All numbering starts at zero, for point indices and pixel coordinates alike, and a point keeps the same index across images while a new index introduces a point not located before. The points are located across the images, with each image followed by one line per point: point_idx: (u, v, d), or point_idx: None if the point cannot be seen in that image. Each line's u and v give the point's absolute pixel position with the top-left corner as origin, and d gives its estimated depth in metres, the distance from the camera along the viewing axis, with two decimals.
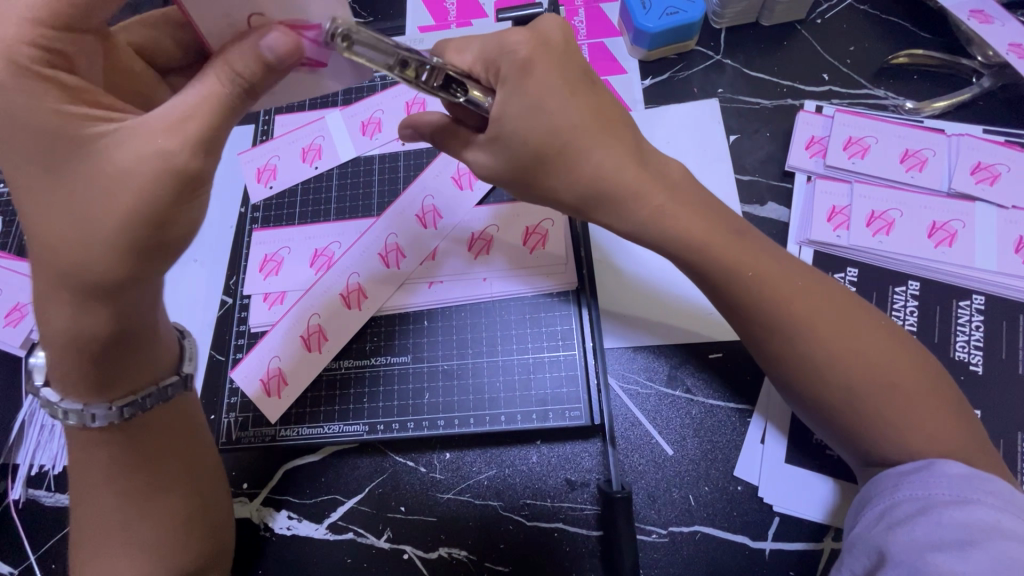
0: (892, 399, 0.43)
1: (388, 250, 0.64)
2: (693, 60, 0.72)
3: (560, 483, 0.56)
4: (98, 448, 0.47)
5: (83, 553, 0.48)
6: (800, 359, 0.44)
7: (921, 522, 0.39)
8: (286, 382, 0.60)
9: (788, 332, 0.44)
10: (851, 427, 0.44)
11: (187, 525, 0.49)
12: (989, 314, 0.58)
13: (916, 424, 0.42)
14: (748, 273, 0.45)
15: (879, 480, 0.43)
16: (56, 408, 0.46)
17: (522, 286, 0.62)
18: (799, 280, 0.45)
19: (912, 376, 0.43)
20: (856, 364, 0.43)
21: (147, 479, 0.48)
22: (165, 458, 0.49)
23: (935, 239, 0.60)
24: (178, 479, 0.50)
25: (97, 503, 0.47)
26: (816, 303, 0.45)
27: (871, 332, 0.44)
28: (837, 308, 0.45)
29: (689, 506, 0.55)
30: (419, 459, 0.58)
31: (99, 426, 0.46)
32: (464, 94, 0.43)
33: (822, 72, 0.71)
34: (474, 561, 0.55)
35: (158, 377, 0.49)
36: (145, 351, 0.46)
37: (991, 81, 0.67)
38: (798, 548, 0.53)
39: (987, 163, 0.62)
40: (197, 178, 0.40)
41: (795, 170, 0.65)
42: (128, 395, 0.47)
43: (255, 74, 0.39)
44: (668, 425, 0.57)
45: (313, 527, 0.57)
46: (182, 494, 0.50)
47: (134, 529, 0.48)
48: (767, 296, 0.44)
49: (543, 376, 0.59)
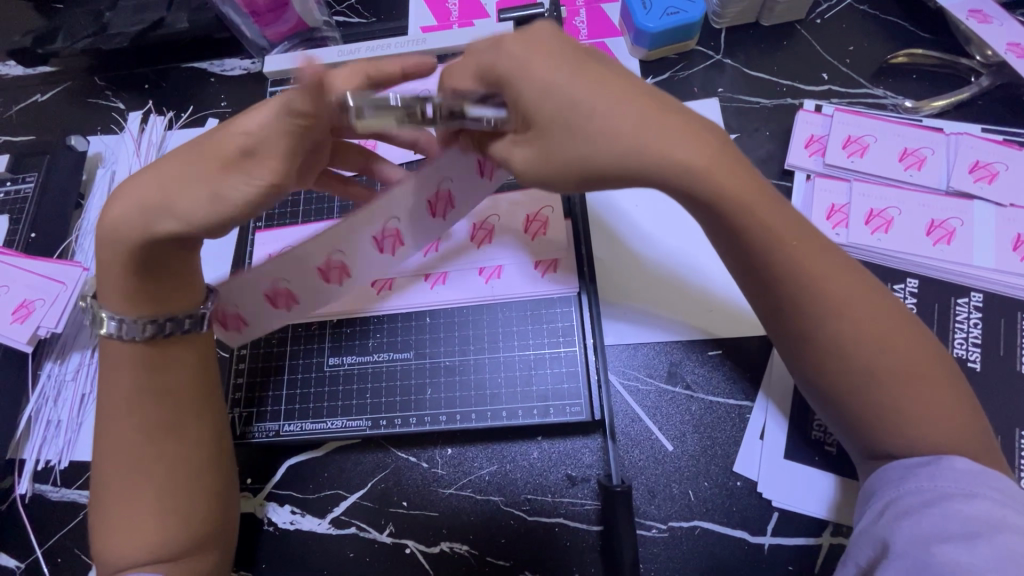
0: (906, 389, 0.42)
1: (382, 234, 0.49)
2: (693, 60, 0.73)
3: (560, 479, 0.57)
4: (121, 381, 0.49)
5: (106, 501, 0.48)
6: (828, 341, 0.42)
7: (927, 515, 0.40)
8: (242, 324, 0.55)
9: (820, 314, 0.41)
10: (864, 415, 0.43)
11: (193, 480, 0.50)
12: (987, 311, 0.59)
13: (927, 417, 0.42)
14: (792, 242, 0.40)
15: (885, 473, 0.44)
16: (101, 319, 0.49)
17: (522, 285, 0.62)
18: (833, 256, 0.42)
19: (936, 376, 0.42)
20: (877, 350, 0.42)
21: (162, 423, 0.49)
22: (176, 407, 0.50)
23: (933, 237, 0.61)
24: (191, 429, 0.51)
25: (122, 438, 0.48)
26: (851, 286, 0.42)
27: (897, 325, 0.42)
28: (868, 289, 0.42)
29: (689, 502, 0.55)
30: (421, 455, 0.59)
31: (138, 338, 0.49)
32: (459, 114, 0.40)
33: (822, 72, 0.71)
34: (476, 555, 0.55)
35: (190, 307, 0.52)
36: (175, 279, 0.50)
37: (989, 80, 0.67)
38: (797, 543, 0.53)
39: (986, 161, 0.63)
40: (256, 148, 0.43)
41: (793, 169, 0.66)
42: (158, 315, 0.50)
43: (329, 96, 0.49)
44: (668, 422, 0.58)
45: (316, 522, 0.58)
46: (192, 444, 0.51)
47: (154, 469, 0.48)
48: (804, 276, 0.41)
49: (543, 372, 0.59)
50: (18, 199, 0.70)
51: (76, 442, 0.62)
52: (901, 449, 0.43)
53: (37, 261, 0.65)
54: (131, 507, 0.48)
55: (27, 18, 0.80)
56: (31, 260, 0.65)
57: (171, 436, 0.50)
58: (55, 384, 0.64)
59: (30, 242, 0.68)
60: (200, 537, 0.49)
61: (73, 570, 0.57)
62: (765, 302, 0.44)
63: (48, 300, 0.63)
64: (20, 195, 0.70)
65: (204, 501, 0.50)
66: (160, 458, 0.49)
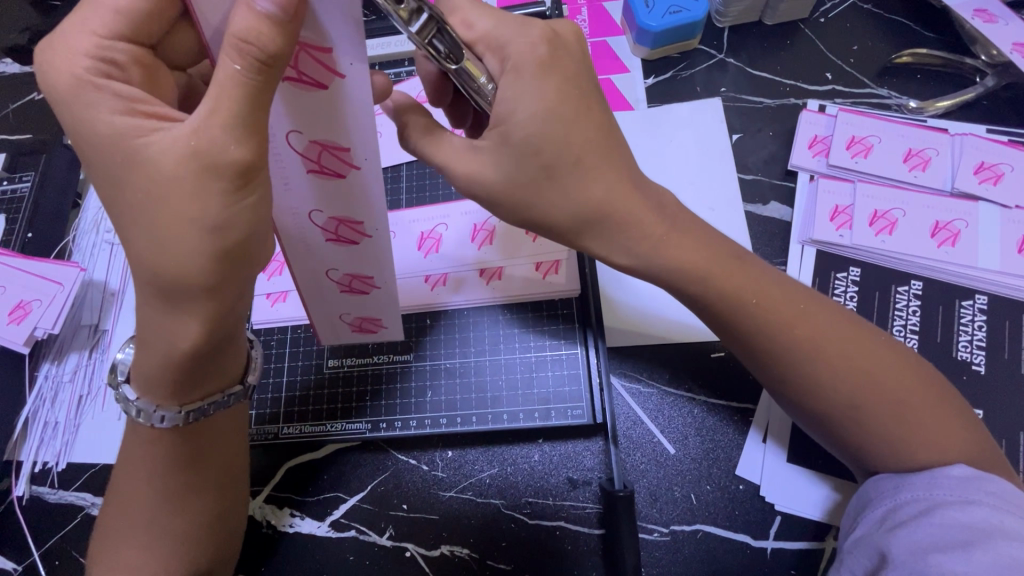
0: (893, 410, 0.43)
1: (309, 154, 0.41)
2: (696, 59, 0.72)
3: (561, 482, 0.56)
4: (136, 437, 0.46)
5: (110, 547, 0.47)
6: (806, 375, 0.44)
7: (924, 524, 0.40)
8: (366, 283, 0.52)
9: (790, 352, 0.44)
10: (870, 455, 0.44)
11: (208, 531, 0.49)
12: (991, 314, 0.58)
13: (918, 436, 0.43)
14: (750, 298, 0.44)
15: (877, 483, 0.44)
16: (130, 405, 0.44)
17: (526, 288, 0.62)
18: (810, 307, 0.45)
19: (949, 423, 0.43)
20: (856, 378, 0.43)
21: (188, 482, 0.47)
22: (201, 469, 0.48)
23: (938, 238, 0.60)
24: (210, 486, 0.48)
25: (137, 499, 0.46)
26: (822, 330, 0.44)
27: (909, 382, 0.44)
28: (837, 323, 0.45)
29: (691, 505, 0.55)
30: (421, 457, 0.59)
31: (166, 427, 0.44)
32: (456, 61, 0.39)
33: (825, 71, 0.70)
34: (476, 558, 0.55)
35: (225, 385, 0.47)
36: (220, 362, 0.44)
37: (995, 80, 0.67)
38: (799, 547, 0.53)
39: (991, 162, 0.62)
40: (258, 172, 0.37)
41: (797, 170, 0.65)
42: (197, 401, 0.45)
43: (270, 52, 0.34)
44: (670, 425, 0.58)
45: (315, 525, 0.57)
46: (212, 498, 0.49)
47: (159, 523, 0.46)
48: (772, 319, 0.44)
49: (544, 374, 0.59)
50: (15, 198, 0.70)
51: (74, 443, 0.61)
52: (897, 464, 0.43)
53: (36, 262, 0.64)
54: (138, 551, 0.46)
55: (23, 16, 0.80)
56: (30, 261, 0.64)
57: (194, 494, 0.47)
58: (52, 386, 0.64)
59: (27, 242, 0.68)
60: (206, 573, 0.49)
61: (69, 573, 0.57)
62: (775, 384, 0.46)
63: (46, 301, 0.63)
64: (17, 195, 0.70)
65: (214, 545, 0.49)
66: (182, 512, 0.47)
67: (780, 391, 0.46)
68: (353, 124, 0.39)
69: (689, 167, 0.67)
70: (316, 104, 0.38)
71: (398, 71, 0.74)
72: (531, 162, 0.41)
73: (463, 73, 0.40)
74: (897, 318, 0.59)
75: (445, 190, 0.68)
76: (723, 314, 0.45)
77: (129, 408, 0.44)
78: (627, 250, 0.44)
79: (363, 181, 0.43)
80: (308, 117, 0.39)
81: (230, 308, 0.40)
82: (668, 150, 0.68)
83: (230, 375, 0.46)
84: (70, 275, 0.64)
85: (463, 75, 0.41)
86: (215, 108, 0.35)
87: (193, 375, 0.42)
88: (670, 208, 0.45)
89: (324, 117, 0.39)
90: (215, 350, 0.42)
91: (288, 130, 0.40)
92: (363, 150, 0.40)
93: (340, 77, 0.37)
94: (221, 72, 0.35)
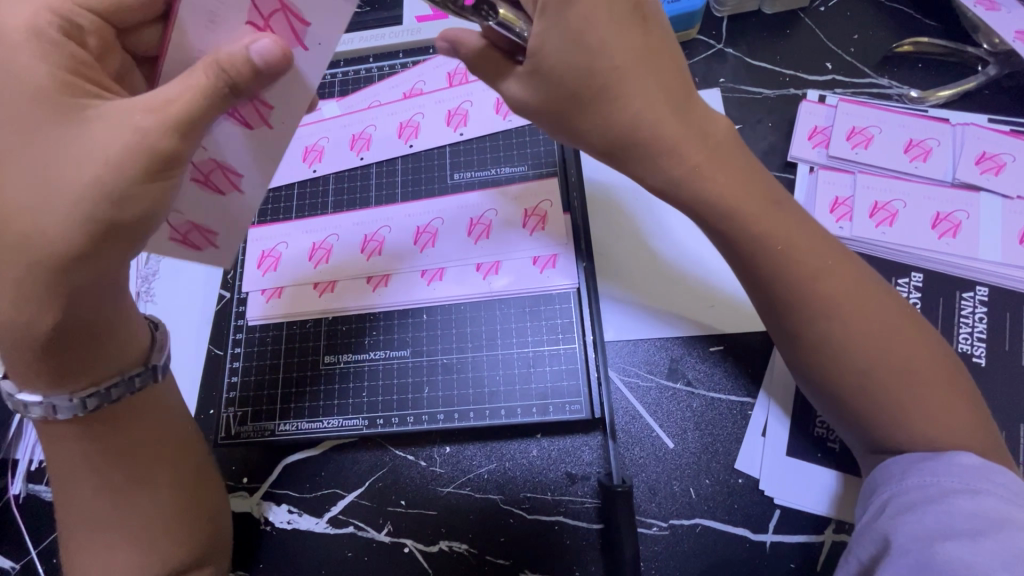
0: (898, 380, 0.43)
1: (201, 166, 0.44)
2: (694, 50, 0.71)
3: (560, 477, 0.56)
4: (71, 442, 0.45)
5: (77, 546, 0.47)
6: (822, 331, 0.44)
7: (930, 511, 0.39)
8: (235, 173, 0.45)
9: (812, 303, 0.44)
10: (881, 431, 0.44)
11: (174, 521, 0.48)
12: (993, 305, 0.58)
13: (918, 410, 0.42)
14: (780, 246, 0.44)
15: (887, 467, 0.44)
16: (15, 400, 0.44)
17: (523, 281, 0.61)
18: (844, 267, 0.45)
19: (959, 409, 0.43)
20: (869, 343, 0.43)
21: (132, 475, 0.47)
22: (146, 460, 0.48)
23: (939, 230, 0.60)
24: (162, 476, 0.48)
25: (81, 496, 0.46)
26: (844, 288, 0.44)
27: (924, 364, 0.43)
28: (862, 284, 0.45)
29: (690, 499, 0.54)
30: (419, 453, 0.58)
31: (64, 418, 0.44)
32: (494, 15, 0.42)
33: (824, 61, 0.70)
34: (475, 554, 0.55)
35: (125, 367, 0.46)
36: (108, 339, 0.44)
37: (996, 69, 0.66)
38: (800, 540, 0.53)
39: (993, 153, 0.62)
40: (172, 160, 0.39)
41: (797, 161, 0.65)
42: (91, 386, 0.44)
43: (242, 73, 0.37)
44: (669, 418, 0.57)
45: (313, 521, 0.57)
46: (172, 488, 0.49)
47: (123, 520, 0.47)
48: (798, 271, 0.44)
49: (542, 369, 0.59)
50: None
51: None
52: (899, 438, 0.43)
53: None
54: (102, 547, 0.47)
55: None
56: None
57: (139, 485, 0.47)
58: None
59: None
60: (194, 564, 0.48)
61: None
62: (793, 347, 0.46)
63: None
64: None
65: (197, 535, 0.49)
66: (136, 504, 0.47)
67: (799, 357, 0.46)
68: (259, 164, 0.44)
69: None
70: (245, 138, 0.43)
71: (392, 63, 0.74)
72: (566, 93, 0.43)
73: (502, 23, 0.43)
74: None
75: (441, 183, 0.68)
76: None
77: (17, 404, 0.44)
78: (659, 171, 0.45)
79: (247, 206, 0.47)
80: (223, 142, 0.43)
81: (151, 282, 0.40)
82: None
83: (128, 357, 0.46)
84: None
85: (502, 24, 0.43)
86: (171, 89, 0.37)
87: (74, 358, 0.42)
88: (715, 136, 0.45)
89: (234, 149, 0.44)
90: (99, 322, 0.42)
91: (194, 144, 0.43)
92: (253, 183, 0.46)
93: (270, 127, 0.42)
94: (188, 81, 0.37)
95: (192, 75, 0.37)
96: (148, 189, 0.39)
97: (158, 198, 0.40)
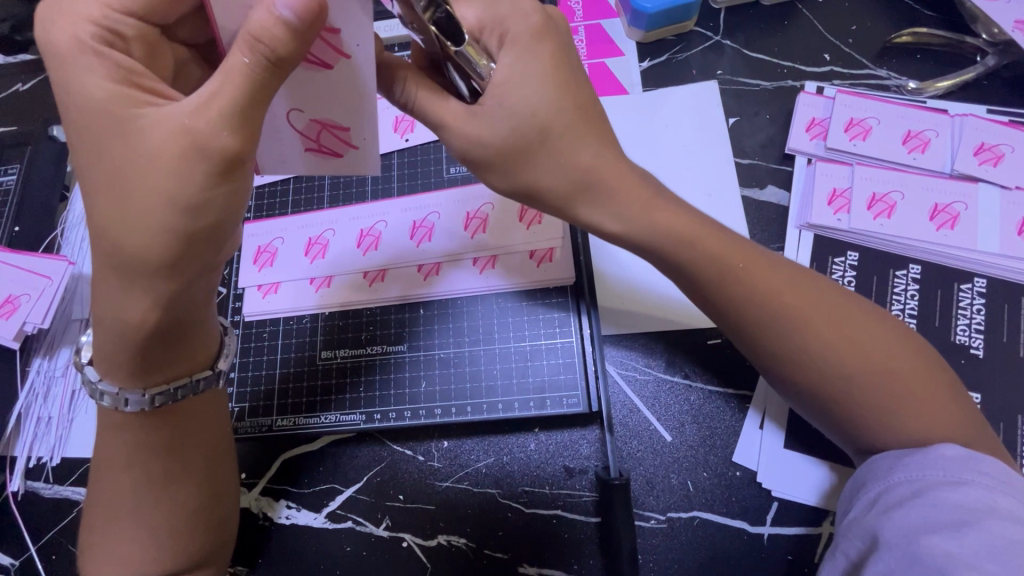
0: (879, 386, 0.43)
1: (309, 133, 0.45)
2: (692, 41, 0.71)
3: (558, 471, 0.56)
4: (106, 438, 0.46)
5: (93, 544, 0.47)
6: (786, 348, 0.44)
7: (916, 505, 0.39)
8: (342, 128, 0.45)
9: (779, 321, 0.44)
10: (874, 436, 0.44)
11: (195, 521, 0.48)
12: (990, 297, 0.58)
13: (908, 407, 0.42)
14: (737, 264, 0.45)
15: (874, 464, 0.43)
16: (93, 387, 0.45)
17: (520, 277, 0.61)
18: (813, 282, 0.45)
19: (949, 408, 0.43)
20: (840, 349, 0.43)
21: (168, 474, 0.47)
22: (178, 461, 0.48)
23: (937, 222, 0.60)
24: (194, 475, 0.49)
25: (108, 489, 0.47)
26: (803, 310, 0.44)
27: (912, 364, 0.43)
28: (824, 295, 0.45)
29: (688, 492, 0.54)
30: (417, 448, 0.58)
31: (132, 412, 0.45)
32: (456, 44, 0.41)
33: (823, 53, 0.69)
34: (473, 548, 0.55)
35: (195, 368, 0.47)
36: (185, 342, 0.45)
37: (995, 60, 0.66)
38: (797, 533, 0.53)
39: (991, 144, 0.61)
40: (235, 161, 0.38)
41: (794, 153, 0.65)
42: (162, 384, 0.45)
43: (279, 40, 0.36)
44: (667, 413, 0.57)
45: (312, 516, 0.57)
46: (197, 488, 0.49)
47: (141, 519, 0.47)
48: (757, 288, 0.44)
49: (539, 363, 0.59)
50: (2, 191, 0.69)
51: (67, 438, 0.61)
52: (892, 438, 0.43)
53: (27, 257, 0.64)
54: (122, 550, 0.46)
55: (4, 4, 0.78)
56: (22, 257, 0.64)
57: (172, 485, 0.47)
58: (45, 380, 0.63)
59: (14, 236, 0.68)
60: (196, 566, 0.48)
61: (67, 568, 0.56)
62: (774, 363, 0.45)
63: (34, 296, 0.62)
64: (4, 188, 0.70)
65: (205, 537, 0.49)
66: (162, 507, 0.47)
67: (783, 373, 0.45)
68: (360, 109, 0.43)
69: (684, 152, 0.66)
70: (332, 79, 0.42)
71: None
72: (533, 122, 0.42)
73: (462, 56, 0.41)
74: (895, 303, 0.58)
75: (437, 177, 0.68)
76: (712, 284, 0.45)
77: (93, 391, 0.45)
78: (621, 211, 0.44)
79: (365, 158, 0.46)
80: (309, 97, 0.43)
81: (181, 292, 0.40)
82: (664, 134, 0.67)
83: (199, 359, 0.47)
84: (46, 270, 0.64)
85: (461, 57, 0.41)
86: (215, 92, 0.36)
87: (154, 357, 0.43)
88: None
89: (326, 101, 0.43)
90: (171, 329, 0.43)
91: (283, 112, 0.44)
92: (362, 130, 0.45)
93: (346, 57, 0.41)
94: (230, 64, 0.36)
95: (233, 55, 0.36)
96: (217, 193, 0.38)
97: (227, 202, 0.39)
